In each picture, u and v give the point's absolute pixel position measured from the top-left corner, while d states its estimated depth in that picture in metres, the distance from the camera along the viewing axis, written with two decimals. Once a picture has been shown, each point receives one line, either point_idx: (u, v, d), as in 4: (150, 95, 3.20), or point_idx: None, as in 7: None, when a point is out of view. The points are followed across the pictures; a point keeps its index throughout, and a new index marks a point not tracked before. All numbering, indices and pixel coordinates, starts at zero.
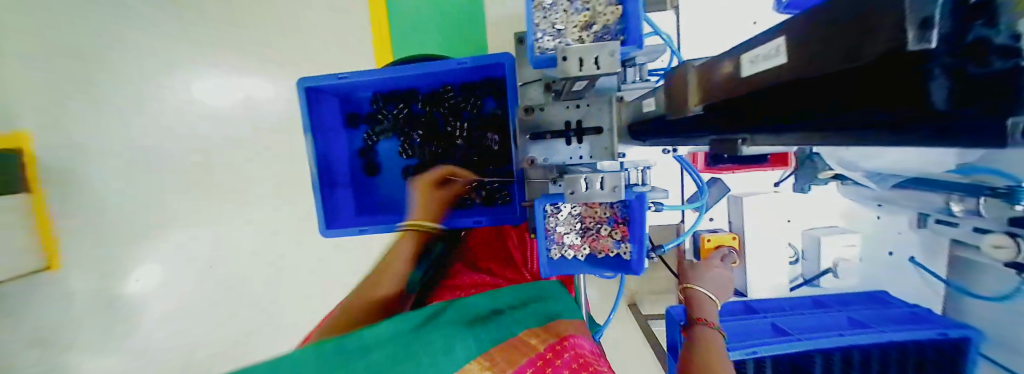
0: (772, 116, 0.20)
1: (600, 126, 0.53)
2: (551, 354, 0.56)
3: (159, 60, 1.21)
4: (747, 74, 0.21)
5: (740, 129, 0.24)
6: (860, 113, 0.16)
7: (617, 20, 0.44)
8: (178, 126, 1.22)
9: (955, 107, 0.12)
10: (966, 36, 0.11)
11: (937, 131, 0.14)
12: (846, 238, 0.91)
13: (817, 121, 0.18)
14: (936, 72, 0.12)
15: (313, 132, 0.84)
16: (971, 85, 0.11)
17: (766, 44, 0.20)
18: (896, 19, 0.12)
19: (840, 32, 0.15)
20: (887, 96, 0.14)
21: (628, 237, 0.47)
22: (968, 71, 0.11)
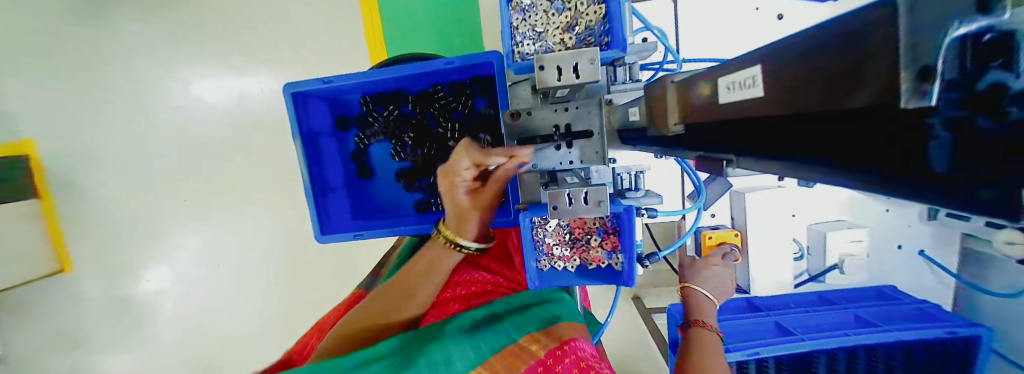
0: (755, 146, 0.19)
1: (589, 130, 0.50)
2: (550, 362, 0.54)
3: (137, 60, 1.14)
4: (724, 101, 0.19)
5: (722, 153, 0.22)
6: (850, 157, 0.14)
7: (600, 20, 0.42)
8: (163, 129, 1.17)
9: (953, 169, 0.11)
10: (977, 83, 0.10)
11: (926, 192, 0.12)
12: (852, 232, 0.89)
13: (803, 158, 0.16)
14: (943, 126, 0.11)
15: (301, 137, 0.82)
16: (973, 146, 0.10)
17: (744, 70, 0.18)
18: (897, 68, 0.10)
19: (825, 71, 0.13)
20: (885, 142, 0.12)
21: (618, 248, 0.45)
22: (975, 124, 0.10)
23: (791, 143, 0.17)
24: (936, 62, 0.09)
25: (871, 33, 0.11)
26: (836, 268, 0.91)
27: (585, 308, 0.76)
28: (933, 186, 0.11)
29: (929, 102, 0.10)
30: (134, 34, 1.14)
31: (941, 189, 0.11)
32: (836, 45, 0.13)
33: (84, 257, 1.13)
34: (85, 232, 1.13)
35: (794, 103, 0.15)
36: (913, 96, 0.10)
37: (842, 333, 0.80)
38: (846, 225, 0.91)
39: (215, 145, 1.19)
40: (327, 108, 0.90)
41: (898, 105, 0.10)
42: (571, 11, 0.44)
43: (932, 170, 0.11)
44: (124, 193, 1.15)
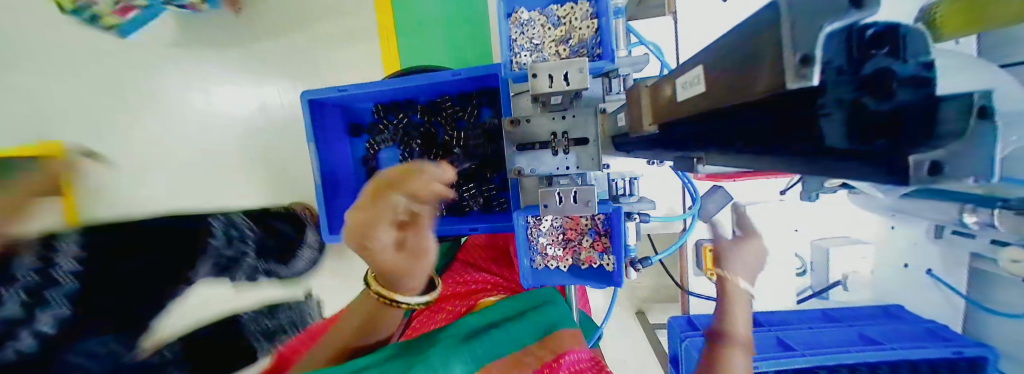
0: (711, 136, 0.20)
1: (586, 137, 0.53)
2: (548, 369, 0.52)
3: (164, 66, 1.21)
4: (679, 99, 0.21)
5: (690, 147, 0.23)
6: (783, 136, 0.15)
7: (592, 34, 0.46)
8: (186, 133, 1.24)
9: (851, 143, 0.12)
10: (862, 67, 0.11)
11: (853, 163, 0.13)
12: (854, 248, 0.88)
13: (745, 147, 0.18)
14: (830, 107, 0.13)
15: (316, 141, 0.85)
16: (869, 119, 0.12)
17: (690, 70, 0.20)
18: (782, 58, 0.11)
19: (735, 66, 0.15)
20: (795, 125, 0.14)
21: (609, 249, 0.49)
22: (864, 104, 0.12)
23: (727, 133, 0.18)
24: (816, 51, 0.10)
25: (759, 29, 0.13)
26: (840, 284, 0.90)
27: (581, 314, 0.77)
28: (856, 157, 0.13)
29: (812, 83, 0.10)
30: (163, 42, 1.21)
31: (837, 158, 0.14)
32: (741, 43, 0.14)
33: None
34: None
35: (721, 96, 0.16)
36: (793, 78, 0.10)
37: (844, 350, 0.78)
38: (849, 240, 0.90)
39: (235, 148, 1.25)
40: (341, 115, 0.95)
41: (782, 86, 0.11)
42: (565, 26, 0.48)
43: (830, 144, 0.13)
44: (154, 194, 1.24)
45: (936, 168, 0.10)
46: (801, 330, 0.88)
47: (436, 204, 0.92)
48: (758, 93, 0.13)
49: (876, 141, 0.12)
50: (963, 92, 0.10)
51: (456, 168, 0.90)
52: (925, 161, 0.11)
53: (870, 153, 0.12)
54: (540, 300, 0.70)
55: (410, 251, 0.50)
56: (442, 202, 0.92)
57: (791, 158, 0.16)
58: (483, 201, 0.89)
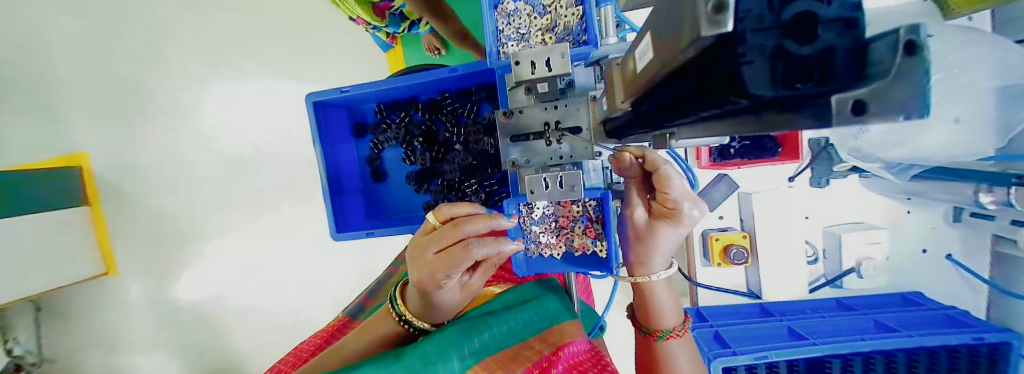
0: (672, 103, 0.20)
1: (579, 127, 0.53)
2: (547, 363, 0.52)
3: (188, 79, 1.32)
4: (639, 70, 0.21)
5: (658, 120, 0.23)
6: (720, 102, 0.15)
7: (577, 21, 0.47)
8: (208, 141, 1.34)
9: (779, 91, 0.12)
10: (784, 13, 0.11)
11: (782, 115, 0.14)
12: (868, 233, 0.85)
13: (697, 110, 0.18)
14: (751, 53, 0.12)
15: (321, 142, 0.88)
16: (794, 67, 0.11)
17: (646, 38, 0.20)
18: (699, 8, 0.11)
19: (668, 25, 0.15)
20: (725, 86, 0.14)
21: (601, 236, 0.50)
22: (786, 48, 0.11)
23: (682, 96, 0.18)
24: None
25: None
26: (853, 272, 0.87)
27: (583, 303, 0.77)
28: (791, 105, 0.13)
29: (725, 29, 0.10)
30: (185, 54, 1.31)
31: (776, 110, 0.14)
32: None
33: (156, 251, 1.38)
34: (156, 228, 1.38)
35: (664, 59, 0.16)
36: (708, 26, 0.11)
37: (859, 338, 0.76)
38: (862, 225, 0.87)
39: (251, 153, 1.32)
40: (344, 116, 0.97)
41: (699, 35, 0.11)
42: (551, 14, 0.48)
43: (755, 96, 0.13)
44: (180, 197, 1.36)
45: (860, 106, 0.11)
46: (814, 318, 0.86)
47: (440, 201, 0.93)
48: (684, 49, 0.13)
49: (799, 85, 0.12)
50: (889, 29, 0.09)
51: (459, 164, 0.91)
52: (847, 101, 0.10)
53: (800, 100, 0.12)
54: (535, 291, 0.68)
55: (446, 259, 0.45)
56: (445, 198, 0.93)
57: (740, 116, 0.16)
58: (484, 197, 0.90)
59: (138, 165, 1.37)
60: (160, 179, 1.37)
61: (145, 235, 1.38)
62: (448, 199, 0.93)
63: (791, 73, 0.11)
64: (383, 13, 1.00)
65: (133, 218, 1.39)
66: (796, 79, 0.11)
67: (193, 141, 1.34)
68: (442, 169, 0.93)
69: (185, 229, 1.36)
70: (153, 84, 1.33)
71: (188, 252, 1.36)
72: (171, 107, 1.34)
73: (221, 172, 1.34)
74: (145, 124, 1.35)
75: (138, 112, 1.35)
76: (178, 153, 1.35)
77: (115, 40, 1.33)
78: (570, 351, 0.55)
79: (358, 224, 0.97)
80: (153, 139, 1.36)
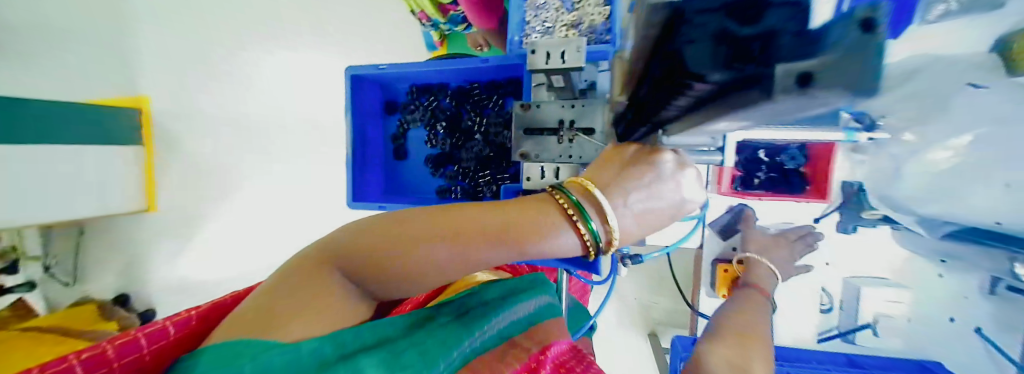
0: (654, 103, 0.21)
1: (593, 128, 0.55)
2: (536, 364, 0.48)
3: (239, 37, 1.42)
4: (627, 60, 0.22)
5: (650, 119, 0.24)
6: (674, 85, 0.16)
7: (604, 20, 0.48)
8: (252, 98, 1.45)
9: (727, 72, 0.12)
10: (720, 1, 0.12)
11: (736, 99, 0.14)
12: (891, 291, 0.81)
13: (672, 105, 0.19)
14: (695, 32, 0.13)
15: (353, 114, 0.95)
16: (729, 50, 0.12)
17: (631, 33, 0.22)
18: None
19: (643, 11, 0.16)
20: (676, 77, 0.15)
21: None
22: (728, 30, 0.12)
23: (659, 93, 0.19)
24: None
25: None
26: (869, 327, 0.84)
27: (573, 302, 0.77)
28: (737, 92, 0.13)
29: None
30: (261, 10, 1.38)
31: (731, 95, 0.14)
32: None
33: (195, 192, 1.54)
34: (199, 172, 1.53)
35: (642, 51, 0.17)
36: None
37: None
38: (885, 283, 0.82)
39: (287, 117, 1.42)
40: (379, 92, 1.04)
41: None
42: (583, 7, 0.50)
43: (703, 76, 0.13)
44: (220, 146, 1.50)
45: (804, 81, 0.11)
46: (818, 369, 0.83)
47: (452, 186, 0.97)
48: (651, 27, 0.15)
49: (739, 66, 0.12)
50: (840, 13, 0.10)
51: (474, 153, 0.95)
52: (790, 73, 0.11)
53: (739, 85, 0.13)
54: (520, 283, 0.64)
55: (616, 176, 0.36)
56: (457, 185, 0.96)
57: (711, 105, 0.16)
58: (496, 188, 0.92)
59: (190, 113, 1.52)
60: (206, 129, 1.51)
61: (188, 175, 1.54)
62: (459, 184, 0.96)
63: (729, 51, 0.12)
64: (446, 11, 1.09)
65: (180, 160, 1.55)
66: (737, 60, 0.12)
67: (240, 98, 1.46)
68: (460, 157, 0.97)
69: (230, 172, 1.50)
70: (209, 38, 1.45)
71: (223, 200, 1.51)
72: (224, 63, 1.46)
73: (270, 127, 1.44)
74: (200, 75, 1.49)
75: (196, 64, 1.48)
76: (225, 105, 1.48)
77: None
78: (554, 351, 0.51)
79: (374, 196, 1.03)
80: (204, 89, 1.49)
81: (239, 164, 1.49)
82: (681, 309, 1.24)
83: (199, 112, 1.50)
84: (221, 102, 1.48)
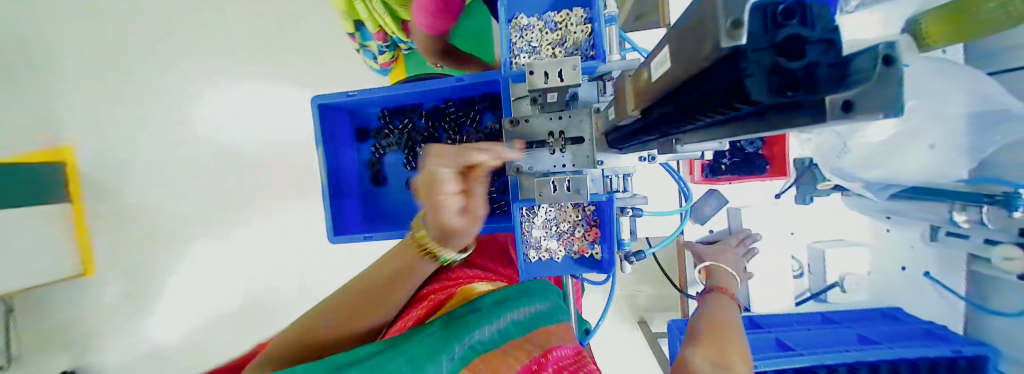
0: (686, 117, 0.21)
1: (582, 136, 0.56)
2: (537, 366, 0.48)
3: (184, 76, 1.34)
4: (654, 79, 0.22)
5: (671, 129, 0.25)
6: (717, 107, 0.17)
7: (586, 37, 0.50)
8: (204, 139, 1.36)
9: (774, 98, 0.14)
10: (778, 35, 0.13)
11: (780, 113, 0.15)
12: (849, 250, 0.90)
13: (705, 120, 0.20)
14: (751, 67, 0.14)
15: (325, 143, 0.90)
16: (782, 80, 0.13)
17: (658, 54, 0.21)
18: (705, 33, 0.14)
19: (685, 42, 0.16)
20: (722, 102, 0.16)
21: (600, 239, 0.49)
22: (781, 64, 0.13)
23: (690, 110, 0.20)
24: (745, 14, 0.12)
25: (699, 18, 0.14)
26: (837, 286, 0.91)
27: (575, 306, 0.78)
28: (787, 107, 0.15)
29: (741, 42, 0.12)
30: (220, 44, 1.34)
31: (774, 112, 0.15)
32: (685, 24, 0.16)
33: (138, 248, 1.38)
34: (144, 225, 1.38)
35: (680, 74, 0.18)
36: (727, 39, 0.12)
37: (842, 350, 0.76)
38: (845, 243, 0.92)
39: (248, 153, 1.35)
40: (348, 119, 1.01)
41: (719, 45, 0.13)
42: (564, 26, 0.52)
43: (755, 101, 0.14)
44: (169, 193, 1.37)
45: (849, 105, 0.14)
46: (800, 331, 0.89)
47: None
48: (701, 60, 0.15)
49: (790, 93, 0.13)
50: (871, 45, 0.12)
51: None
52: (837, 98, 0.13)
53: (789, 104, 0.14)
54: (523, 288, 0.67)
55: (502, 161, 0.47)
56: None
57: (744, 119, 0.18)
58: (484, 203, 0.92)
59: (128, 161, 1.38)
60: (149, 176, 1.38)
61: (130, 230, 1.38)
62: None
63: (779, 80, 0.13)
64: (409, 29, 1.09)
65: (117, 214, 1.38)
66: (788, 89, 0.13)
67: (189, 140, 1.36)
68: None
69: (182, 220, 1.37)
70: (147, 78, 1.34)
71: (175, 252, 1.37)
72: (165, 104, 1.35)
73: (230, 165, 1.35)
74: (138, 120, 1.36)
75: (131, 108, 1.35)
76: (171, 148, 1.37)
77: (109, 32, 1.32)
78: (557, 355, 0.51)
79: (354, 228, 0.99)
80: (144, 134, 1.37)
81: (199, 208, 1.38)
82: (668, 295, 1.30)
83: (138, 159, 1.37)
84: (173, 142, 1.36)
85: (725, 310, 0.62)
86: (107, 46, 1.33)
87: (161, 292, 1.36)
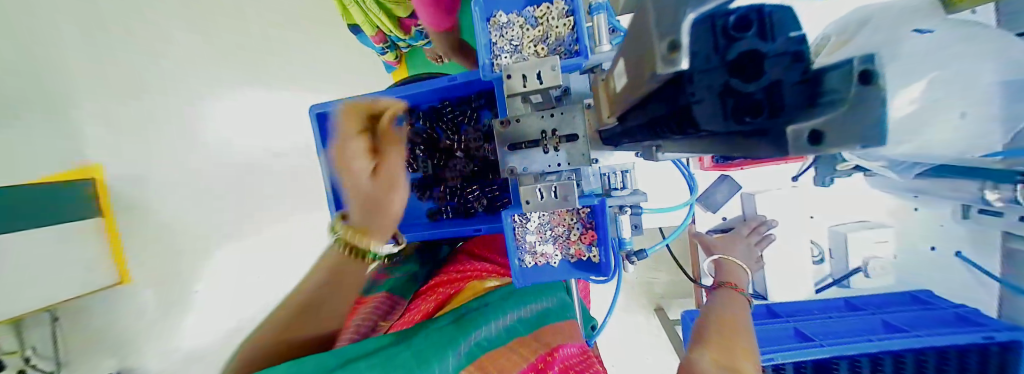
0: (654, 129, 0.20)
1: (575, 133, 0.54)
2: (543, 365, 0.47)
3: (193, 90, 1.38)
4: (620, 89, 0.22)
5: (643, 136, 0.24)
6: (680, 125, 0.17)
7: (569, 31, 0.48)
8: (217, 151, 1.40)
9: (733, 124, 0.14)
10: (729, 52, 0.13)
11: (742, 140, 0.15)
12: (873, 232, 0.85)
13: (670, 136, 0.20)
14: (700, 91, 0.14)
15: (326, 152, 0.91)
16: (738, 102, 0.13)
17: (619, 64, 0.22)
18: (659, 53, 0.15)
19: (642, 53, 0.17)
20: (682, 119, 0.16)
21: (595, 241, 0.47)
22: (734, 85, 0.13)
23: (655, 124, 0.19)
24: (679, 37, 0.13)
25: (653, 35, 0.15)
26: (860, 271, 0.87)
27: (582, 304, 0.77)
28: (751, 138, 0.14)
29: (677, 65, 0.14)
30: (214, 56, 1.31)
31: (737, 139, 0.15)
32: (638, 36, 0.18)
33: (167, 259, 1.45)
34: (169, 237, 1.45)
35: (641, 87, 0.18)
36: (665, 63, 0.14)
37: (866, 339, 0.72)
38: (869, 225, 0.87)
39: (258, 162, 1.39)
40: None
41: (669, 66, 0.14)
42: (545, 21, 0.49)
43: (710, 124, 0.14)
44: (189, 205, 1.43)
45: (816, 137, 0.11)
46: (820, 319, 0.85)
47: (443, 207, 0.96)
48: (650, 76, 0.16)
49: (750, 119, 0.13)
50: (845, 60, 0.11)
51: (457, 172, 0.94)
52: (802, 131, 0.11)
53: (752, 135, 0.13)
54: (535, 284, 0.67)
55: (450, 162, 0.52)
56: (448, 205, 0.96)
57: (716, 140, 0.17)
58: (487, 202, 0.92)
59: (150, 178, 1.44)
60: (169, 190, 1.44)
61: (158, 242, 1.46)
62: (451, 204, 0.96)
63: (736, 103, 0.13)
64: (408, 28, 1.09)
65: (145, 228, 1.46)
66: (746, 114, 0.13)
67: (204, 152, 1.42)
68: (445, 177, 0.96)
69: (204, 230, 1.43)
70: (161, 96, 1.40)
71: (201, 260, 1.44)
72: (179, 119, 1.40)
73: (244, 175, 1.40)
74: (154, 137, 1.41)
75: (147, 125, 1.41)
76: (188, 162, 1.42)
77: (120, 54, 1.37)
78: (563, 353, 0.50)
79: None
80: (162, 150, 1.42)
81: (219, 218, 1.43)
82: (682, 282, 1.28)
83: (159, 174, 1.43)
84: (191, 157, 1.42)
85: (737, 308, 0.60)
86: (119, 67, 1.38)
87: (192, 300, 1.43)
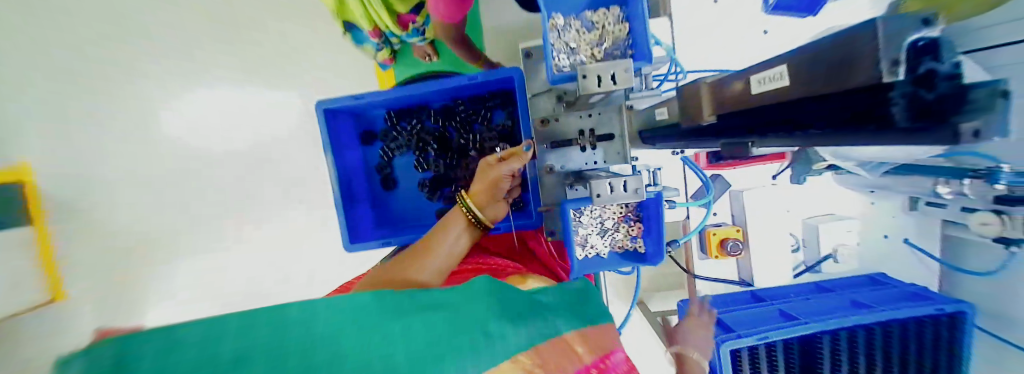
0: (802, 125, 0.23)
1: (612, 133, 0.59)
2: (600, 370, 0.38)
3: None
4: (754, 92, 0.24)
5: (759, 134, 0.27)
6: (851, 123, 0.19)
7: (625, 36, 0.51)
8: None
9: (911, 122, 0.16)
10: (918, 67, 0.15)
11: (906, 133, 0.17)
12: (842, 224, 0.97)
13: (818, 131, 0.22)
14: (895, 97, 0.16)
15: (333, 149, 0.88)
16: (919, 106, 0.15)
17: (770, 70, 0.23)
18: (851, 65, 0.17)
19: (819, 65, 0.19)
20: (856, 119, 0.19)
21: (643, 233, 0.51)
22: (921, 94, 0.15)
23: (807, 119, 0.22)
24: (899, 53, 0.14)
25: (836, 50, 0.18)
26: (830, 257, 0.99)
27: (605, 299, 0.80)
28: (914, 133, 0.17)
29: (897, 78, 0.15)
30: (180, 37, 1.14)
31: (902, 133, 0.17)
32: (818, 49, 0.19)
33: None
34: None
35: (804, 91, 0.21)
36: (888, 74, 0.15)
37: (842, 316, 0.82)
38: (835, 217, 0.99)
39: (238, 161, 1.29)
40: (353, 123, 0.97)
41: (878, 79, 0.15)
42: (602, 26, 0.52)
43: (894, 122, 0.17)
44: None
45: (978, 132, 0.14)
46: (798, 301, 0.94)
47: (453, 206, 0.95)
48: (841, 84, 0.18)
49: (927, 120, 0.15)
50: (978, 87, 0.13)
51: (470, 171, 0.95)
52: (971, 128, 0.14)
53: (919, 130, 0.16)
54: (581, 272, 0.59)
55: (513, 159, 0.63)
56: None
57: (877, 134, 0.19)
58: None
59: None
60: None
61: None
62: None
63: (918, 108, 0.15)
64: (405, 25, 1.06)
65: None
66: (925, 115, 0.15)
67: None
68: (456, 176, 0.96)
69: None
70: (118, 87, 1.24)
71: None
72: None
73: None
74: None
75: None
76: None
77: None
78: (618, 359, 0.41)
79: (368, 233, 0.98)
80: None
81: None
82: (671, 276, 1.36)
83: None
84: None
85: None
86: None
87: None
